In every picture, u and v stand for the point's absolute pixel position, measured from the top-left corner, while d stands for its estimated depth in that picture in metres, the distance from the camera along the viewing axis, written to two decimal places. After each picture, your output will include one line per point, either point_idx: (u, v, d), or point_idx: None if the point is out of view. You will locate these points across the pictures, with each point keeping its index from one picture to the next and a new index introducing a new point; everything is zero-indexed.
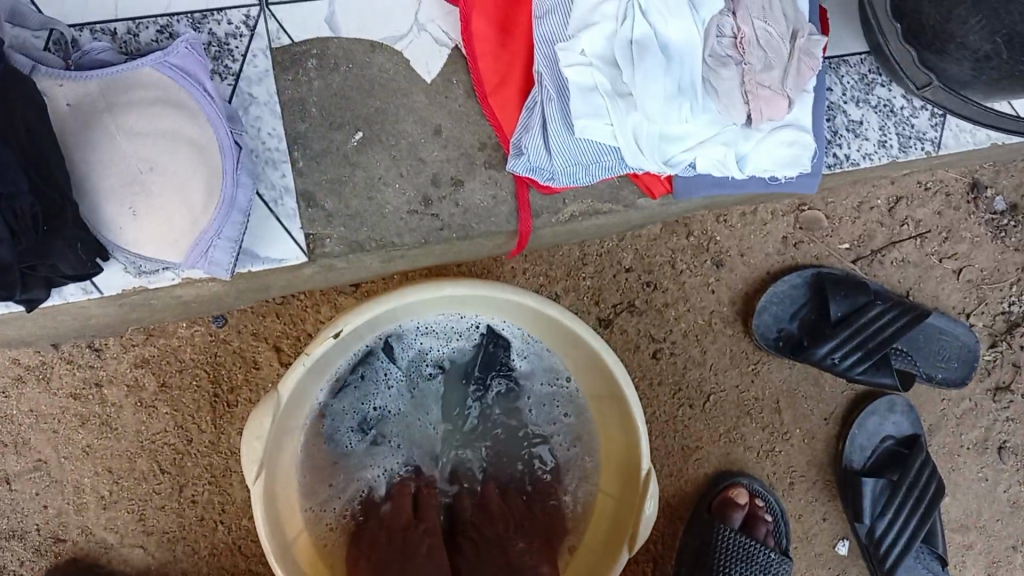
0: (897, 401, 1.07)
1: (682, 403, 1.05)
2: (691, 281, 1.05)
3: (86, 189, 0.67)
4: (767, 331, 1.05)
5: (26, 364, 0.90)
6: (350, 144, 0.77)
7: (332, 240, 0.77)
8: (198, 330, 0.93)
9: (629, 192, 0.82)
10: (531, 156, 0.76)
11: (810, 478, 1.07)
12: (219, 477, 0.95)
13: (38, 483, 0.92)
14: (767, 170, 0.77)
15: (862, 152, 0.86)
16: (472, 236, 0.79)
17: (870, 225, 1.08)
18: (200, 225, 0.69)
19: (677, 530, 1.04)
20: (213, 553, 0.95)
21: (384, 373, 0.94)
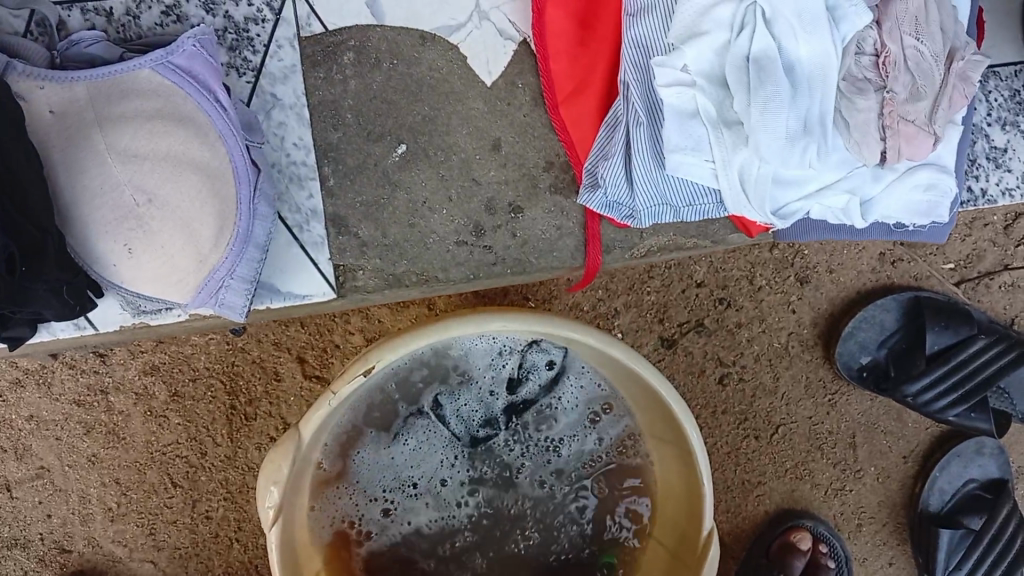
0: (986, 444, 0.96)
1: (747, 433, 0.94)
2: (769, 299, 0.92)
3: (71, 220, 0.55)
4: (851, 361, 0.93)
5: (25, 367, 0.81)
6: (392, 158, 0.64)
7: (365, 273, 0.65)
8: (213, 338, 0.83)
9: (720, 227, 0.68)
10: (609, 190, 0.62)
11: (880, 519, 0.97)
12: (235, 493, 0.87)
13: (40, 491, 0.85)
14: (892, 219, 0.64)
15: (1002, 186, 0.71)
16: (529, 272, 0.67)
17: (982, 244, 0.94)
18: (208, 263, 0.58)
19: (729, 570, 0.95)
20: (227, 571, 0.87)
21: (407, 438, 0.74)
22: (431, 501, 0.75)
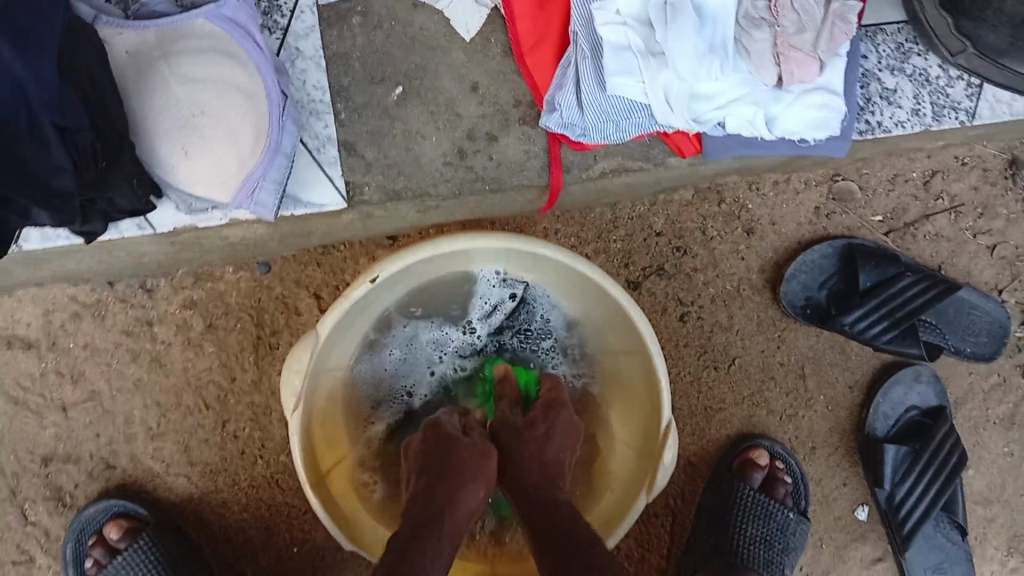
0: (923, 372, 1.09)
1: (706, 365, 1.06)
2: (720, 247, 1.06)
3: (140, 129, 0.71)
4: (795, 299, 1.06)
5: (83, 301, 0.96)
6: (391, 97, 0.80)
7: (370, 188, 0.80)
8: (243, 276, 0.97)
9: (659, 152, 0.84)
10: (565, 113, 0.77)
11: (831, 443, 1.09)
12: (259, 414, 1.00)
13: (91, 412, 0.98)
14: (796, 133, 0.79)
15: (895, 119, 0.87)
16: (505, 189, 0.82)
17: (905, 198, 1.08)
18: (246, 167, 0.73)
19: (698, 490, 1.06)
20: (251, 484, 1.00)
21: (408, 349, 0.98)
22: (432, 402, 1.00)
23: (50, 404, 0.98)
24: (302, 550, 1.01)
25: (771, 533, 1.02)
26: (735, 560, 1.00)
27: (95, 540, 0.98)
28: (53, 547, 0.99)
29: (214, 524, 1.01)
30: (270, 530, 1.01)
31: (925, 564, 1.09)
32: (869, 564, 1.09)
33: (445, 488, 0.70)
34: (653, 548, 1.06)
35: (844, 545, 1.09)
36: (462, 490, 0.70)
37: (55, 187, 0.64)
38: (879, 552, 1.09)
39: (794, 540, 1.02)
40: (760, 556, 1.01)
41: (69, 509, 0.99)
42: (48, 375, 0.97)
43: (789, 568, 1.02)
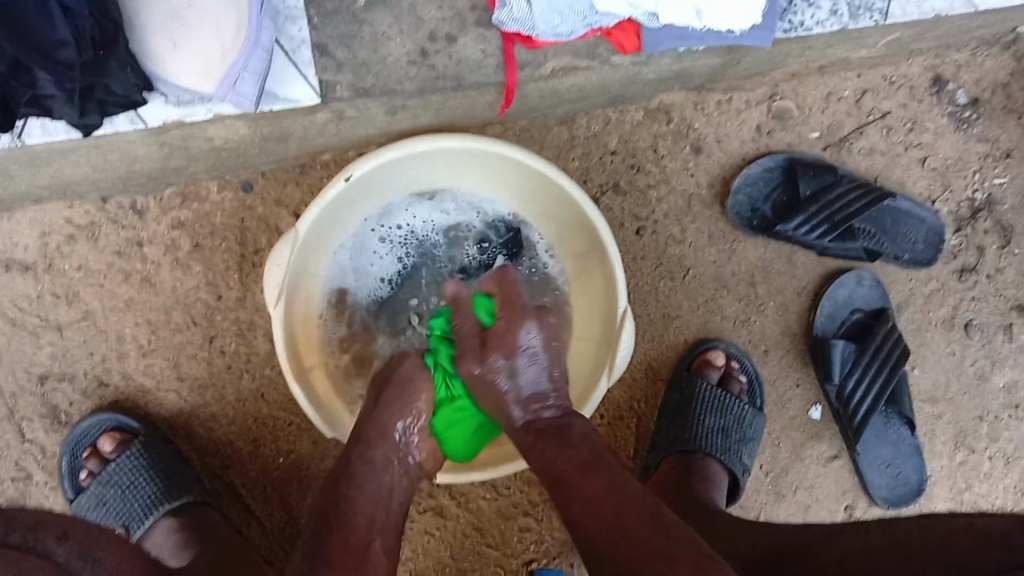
0: (865, 276, 1.16)
1: (663, 275, 1.14)
2: (672, 164, 1.13)
3: (133, 23, 0.78)
4: (742, 210, 1.14)
5: (77, 223, 1.02)
6: (358, 3, 0.87)
7: (341, 86, 0.88)
8: (227, 196, 1.03)
9: (603, 50, 0.92)
10: (514, 9, 0.86)
11: (784, 346, 1.16)
12: (245, 329, 1.05)
13: (86, 331, 1.04)
14: (727, 23, 0.88)
15: (815, 19, 0.96)
16: (464, 86, 0.91)
17: (839, 114, 1.17)
18: (228, 58, 0.80)
19: (659, 391, 1.15)
20: (238, 397, 1.05)
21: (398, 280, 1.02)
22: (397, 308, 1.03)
23: (46, 324, 1.03)
24: (287, 462, 1.06)
25: (728, 424, 1.09)
26: (693, 448, 1.06)
27: (90, 452, 1.02)
28: (49, 464, 1.04)
29: (203, 436, 1.06)
30: (257, 441, 1.06)
31: (877, 458, 1.18)
32: (826, 461, 1.17)
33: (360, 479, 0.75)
34: (620, 449, 1.14)
35: (800, 444, 1.17)
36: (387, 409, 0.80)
37: (60, 59, 0.71)
38: (834, 450, 1.17)
39: (751, 432, 1.10)
40: (719, 444, 1.07)
41: (64, 426, 1.04)
42: (44, 296, 1.03)
43: (747, 456, 1.09)
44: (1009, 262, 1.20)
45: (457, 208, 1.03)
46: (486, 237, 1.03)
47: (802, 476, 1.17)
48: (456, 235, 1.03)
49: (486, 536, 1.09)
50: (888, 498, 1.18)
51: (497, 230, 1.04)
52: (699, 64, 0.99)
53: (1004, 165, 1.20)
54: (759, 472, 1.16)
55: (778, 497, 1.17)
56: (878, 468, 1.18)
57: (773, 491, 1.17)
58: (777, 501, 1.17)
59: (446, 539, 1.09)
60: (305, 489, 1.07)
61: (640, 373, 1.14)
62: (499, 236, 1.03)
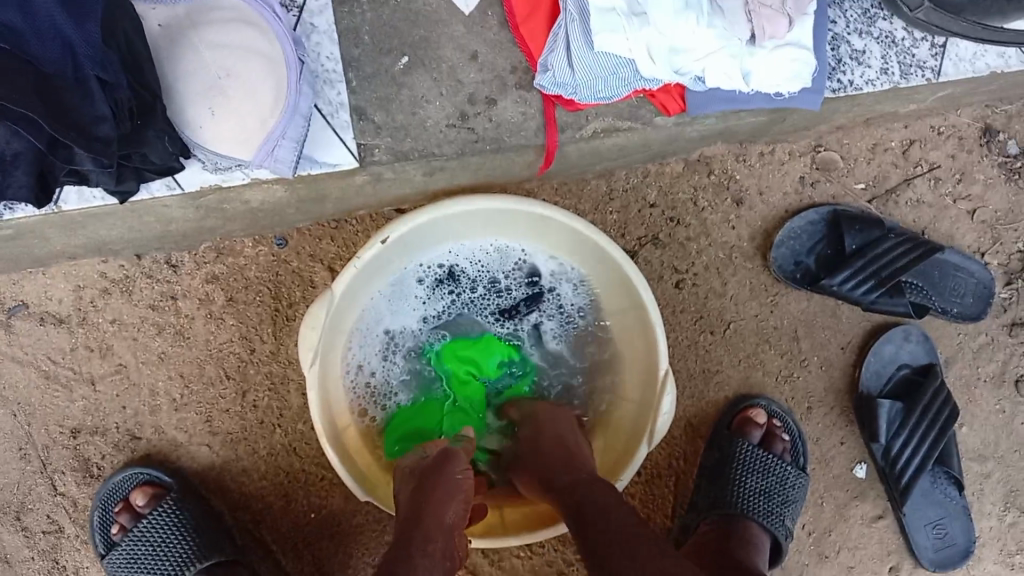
0: (912, 332, 1.13)
1: (703, 330, 1.11)
2: (712, 217, 1.11)
3: (172, 91, 0.77)
4: (785, 264, 1.11)
5: (111, 277, 1.02)
6: (397, 67, 0.86)
7: (380, 149, 0.87)
8: (261, 250, 1.02)
9: (648, 111, 0.91)
10: (556, 73, 0.85)
11: (827, 403, 1.13)
12: (277, 384, 1.04)
13: (118, 385, 1.03)
14: (774, 85, 0.85)
15: (865, 78, 0.93)
16: (504, 148, 0.89)
17: (885, 166, 1.13)
18: (267, 125, 0.80)
19: (698, 449, 1.12)
20: (271, 452, 1.04)
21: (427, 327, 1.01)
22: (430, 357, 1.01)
23: (80, 377, 1.03)
24: (319, 517, 1.05)
25: (771, 485, 1.06)
26: (734, 511, 1.04)
27: (122, 507, 1.02)
28: (81, 517, 1.04)
29: (235, 492, 1.04)
30: (288, 496, 1.05)
31: (924, 519, 1.14)
32: (870, 522, 1.14)
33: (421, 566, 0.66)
34: (659, 507, 1.11)
35: (844, 503, 1.14)
36: (443, 500, 0.74)
37: (98, 135, 0.69)
38: (879, 510, 1.14)
39: (793, 493, 1.07)
40: (762, 507, 1.05)
41: (96, 480, 1.04)
42: (78, 349, 1.03)
43: (790, 519, 1.06)
44: None
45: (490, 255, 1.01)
46: (517, 285, 1.02)
47: (846, 537, 1.14)
48: (488, 282, 1.02)
49: None
50: (935, 560, 1.15)
51: (527, 275, 1.02)
52: (745, 123, 0.96)
53: None
54: (801, 532, 1.13)
55: (820, 558, 1.14)
56: (924, 529, 1.14)
57: (815, 552, 1.14)
58: (820, 562, 1.14)
59: None
60: (337, 546, 1.05)
61: (678, 430, 1.11)
62: (527, 282, 1.02)
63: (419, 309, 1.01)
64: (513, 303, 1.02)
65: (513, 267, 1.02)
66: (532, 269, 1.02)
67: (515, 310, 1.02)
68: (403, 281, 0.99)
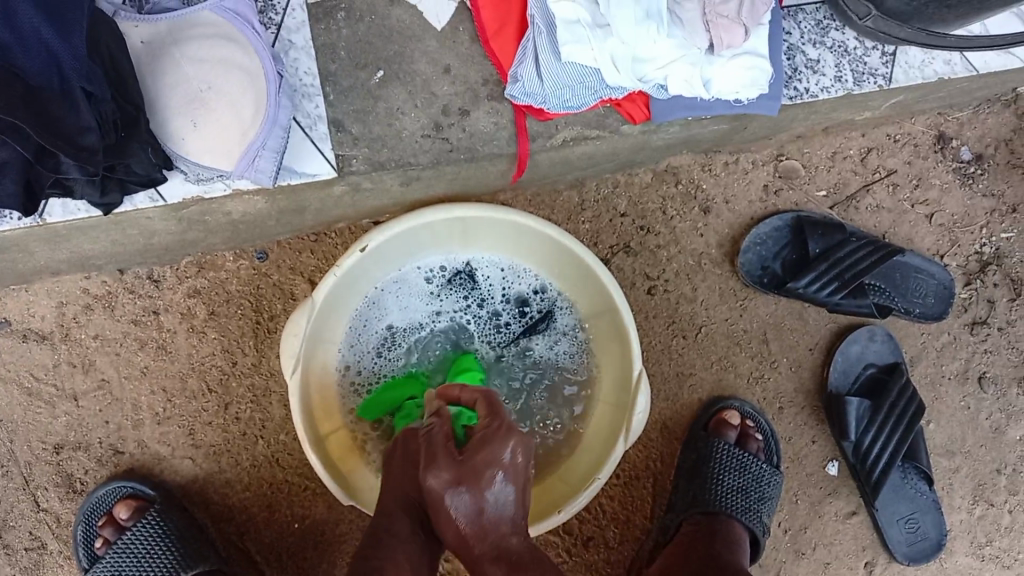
0: (876, 332, 1.17)
1: (675, 334, 1.14)
2: (681, 225, 1.14)
3: (155, 105, 0.80)
4: (753, 269, 1.14)
5: (93, 293, 1.03)
6: (373, 81, 0.90)
7: (357, 160, 0.90)
8: (242, 264, 1.04)
9: (614, 120, 0.94)
10: (526, 83, 0.89)
11: (798, 403, 1.17)
12: (259, 395, 1.05)
13: (101, 400, 1.04)
14: (733, 90, 0.90)
15: (819, 85, 0.98)
16: (477, 157, 0.93)
17: (845, 173, 1.18)
18: (248, 137, 0.82)
19: (675, 450, 1.14)
20: (253, 463, 1.05)
21: (407, 337, 1.03)
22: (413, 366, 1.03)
23: (62, 393, 1.04)
24: (303, 526, 1.06)
25: (748, 482, 1.08)
26: (716, 510, 1.06)
27: (105, 520, 1.02)
28: (63, 533, 1.04)
29: (218, 503, 1.05)
30: (271, 507, 1.05)
31: (895, 514, 1.17)
32: (844, 518, 1.17)
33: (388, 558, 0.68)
34: (638, 509, 1.13)
35: (818, 501, 1.16)
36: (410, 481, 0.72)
37: (84, 145, 0.71)
38: (852, 506, 1.17)
39: (769, 490, 1.10)
40: (740, 504, 1.07)
41: (78, 495, 1.04)
42: (60, 365, 1.04)
43: (766, 516, 1.09)
44: (1019, 314, 1.21)
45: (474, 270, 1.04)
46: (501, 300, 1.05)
47: (821, 533, 1.16)
48: (471, 297, 1.04)
49: None
50: (909, 554, 1.17)
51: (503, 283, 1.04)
52: (708, 130, 1.00)
53: (1011, 220, 1.21)
54: (778, 530, 1.16)
55: (797, 555, 1.16)
56: (897, 524, 1.17)
57: (792, 549, 1.16)
58: (797, 559, 1.16)
59: None
60: (320, 556, 1.06)
61: (654, 432, 1.14)
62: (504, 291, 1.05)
63: (399, 318, 1.02)
64: (496, 318, 1.05)
65: (497, 282, 1.04)
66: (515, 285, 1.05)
67: (498, 323, 1.05)
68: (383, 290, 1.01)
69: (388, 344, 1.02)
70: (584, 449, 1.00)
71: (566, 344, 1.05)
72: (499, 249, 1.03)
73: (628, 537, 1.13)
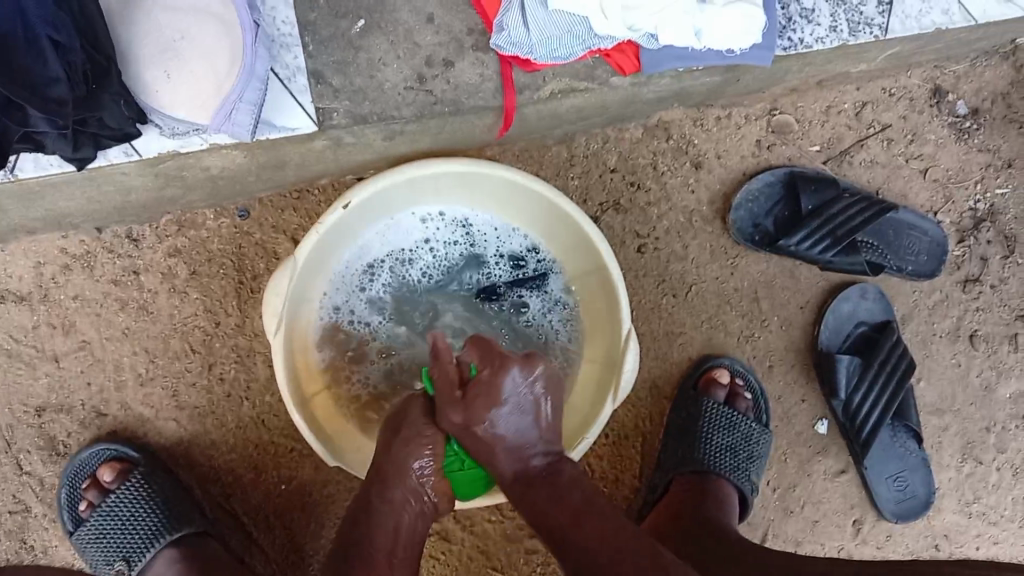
0: (868, 289, 1.15)
1: (666, 292, 1.13)
2: (672, 181, 1.12)
3: (126, 56, 0.77)
4: (744, 226, 1.13)
5: (72, 253, 1.01)
6: (353, 31, 0.87)
7: (339, 113, 0.87)
8: (223, 222, 1.02)
9: (603, 71, 0.92)
10: (512, 32, 0.86)
11: (789, 361, 1.16)
12: (243, 356, 1.04)
13: (82, 361, 1.02)
14: (725, 41, 0.87)
15: (815, 36, 0.96)
16: (463, 110, 0.90)
17: (839, 128, 1.15)
18: (224, 89, 0.79)
19: (664, 409, 1.14)
20: (239, 424, 1.04)
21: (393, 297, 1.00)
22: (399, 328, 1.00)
23: (42, 355, 1.02)
24: (289, 488, 1.05)
25: (737, 441, 1.08)
26: (707, 470, 1.05)
27: (89, 483, 1.01)
28: (47, 496, 1.03)
29: (203, 465, 1.05)
30: (257, 468, 1.05)
31: (885, 472, 1.17)
32: (833, 476, 1.17)
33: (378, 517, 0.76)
34: (626, 469, 1.13)
35: (807, 459, 1.16)
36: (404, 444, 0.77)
37: (52, 97, 0.69)
38: (841, 464, 1.17)
39: (758, 449, 1.09)
40: (728, 463, 1.06)
41: (62, 458, 1.03)
42: (40, 326, 1.02)
43: (755, 474, 1.08)
44: (1012, 271, 1.19)
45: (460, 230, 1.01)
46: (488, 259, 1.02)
47: (810, 492, 1.16)
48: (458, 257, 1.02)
49: (493, 560, 1.09)
50: (897, 512, 1.18)
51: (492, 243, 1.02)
52: (700, 83, 0.98)
53: (1006, 175, 1.19)
54: (766, 489, 1.16)
55: (785, 513, 1.16)
56: (886, 483, 1.17)
57: (780, 507, 1.16)
58: (785, 517, 1.16)
59: (451, 563, 1.08)
60: (307, 516, 1.05)
61: (644, 392, 1.13)
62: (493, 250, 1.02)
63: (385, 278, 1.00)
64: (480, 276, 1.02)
65: (484, 241, 1.02)
66: (501, 244, 1.02)
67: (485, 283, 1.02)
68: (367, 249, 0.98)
69: (373, 304, 1.00)
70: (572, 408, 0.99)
71: (556, 304, 1.02)
72: (484, 207, 1.00)
73: (617, 496, 1.12)
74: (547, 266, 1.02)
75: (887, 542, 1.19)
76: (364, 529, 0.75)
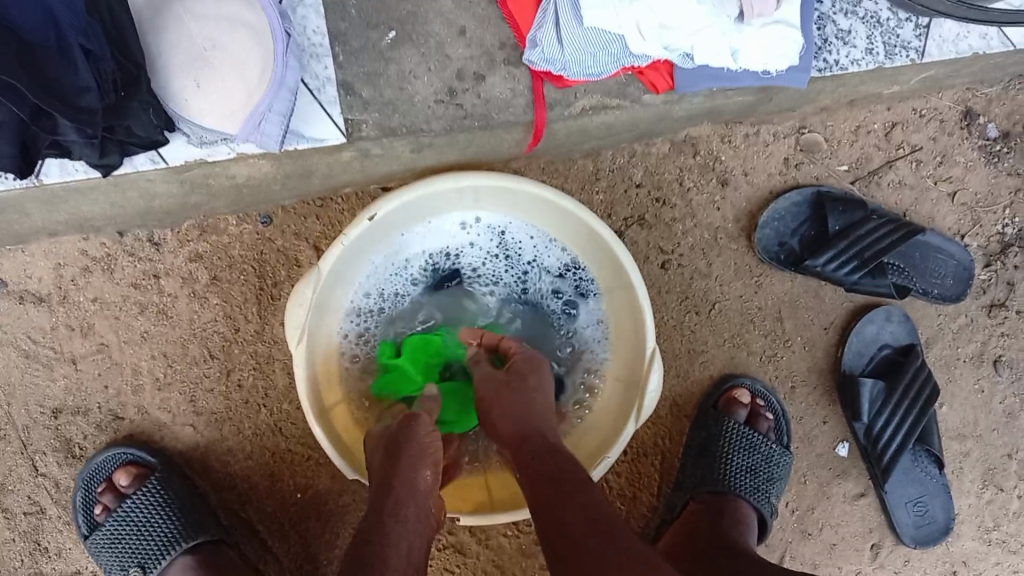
0: (893, 312, 1.14)
1: (688, 310, 1.12)
2: (697, 198, 1.11)
3: (156, 64, 0.76)
4: (770, 245, 1.11)
5: (92, 255, 1.00)
6: (385, 42, 0.86)
7: (367, 125, 0.86)
8: (245, 229, 1.01)
9: (636, 88, 0.91)
10: (545, 48, 0.85)
11: (810, 382, 1.14)
12: (262, 363, 1.03)
13: (100, 364, 1.02)
14: (760, 63, 0.86)
15: (850, 58, 0.94)
16: (492, 125, 0.89)
17: (868, 148, 1.14)
18: (253, 99, 0.78)
19: (684, 428, 1.13)
20: (256, 431, 1.03)
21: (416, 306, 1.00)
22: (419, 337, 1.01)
23: (60, 357, 1.01)
24: (306, 496, 1.04)
25: (756, 462, 1.07)
26: (725, 490, 1.05)
27: (105, 486, 1.00)
28: (63, 499, 1.03)
29: (219, 471, 1.04)
30: (274, 476, 1.04)
31: (905, 497, 1.16)
32: (852, 499, 1.15)
33: (394, 532, 0.68)
34: (644, 486, 1.12)
35: (827, 481, 1.15)
36: (412, 466, 0.74)
37: (83, 105, 0.68)
38: (860, 488, 1.15)
39: (778, 471, 1.08)
40: (748, 484, 1.05)
41: (78, 460, 1.03)
42: (58, 328, 1.01)
43: (775, 496, 1.07)
44: None
45: (485, 238, 1.01)
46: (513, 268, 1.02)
47: (828, 515, 1.15)
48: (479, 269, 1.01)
49: (507, 574, 1.08)
50: (916, 537, 1.17)
51: (515, 255, 1.01)
52: (732, 101, 0.97)
53: None
54: (785, 510, 1.15)
55: (803, 535, 1.15)
56: (906, 507, 1.16)
57: (798, 529, 1.15)
58: (803, 540, 1.15)
59: None
60: (323, 525, 1.05)
61: (664, 409, 1.12)
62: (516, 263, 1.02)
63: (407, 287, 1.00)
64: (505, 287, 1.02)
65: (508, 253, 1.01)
66: (523, 256, 1.01)
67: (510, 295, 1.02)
68: (392, 258, 0.98)
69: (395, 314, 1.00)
70: (591, 424, 0.99)
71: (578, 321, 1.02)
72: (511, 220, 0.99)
73: (634, 514, 1.12)
74: (567, 281, 1.01)
75: (904, 567, 1.18)
76: (380, 542, 0.67)
